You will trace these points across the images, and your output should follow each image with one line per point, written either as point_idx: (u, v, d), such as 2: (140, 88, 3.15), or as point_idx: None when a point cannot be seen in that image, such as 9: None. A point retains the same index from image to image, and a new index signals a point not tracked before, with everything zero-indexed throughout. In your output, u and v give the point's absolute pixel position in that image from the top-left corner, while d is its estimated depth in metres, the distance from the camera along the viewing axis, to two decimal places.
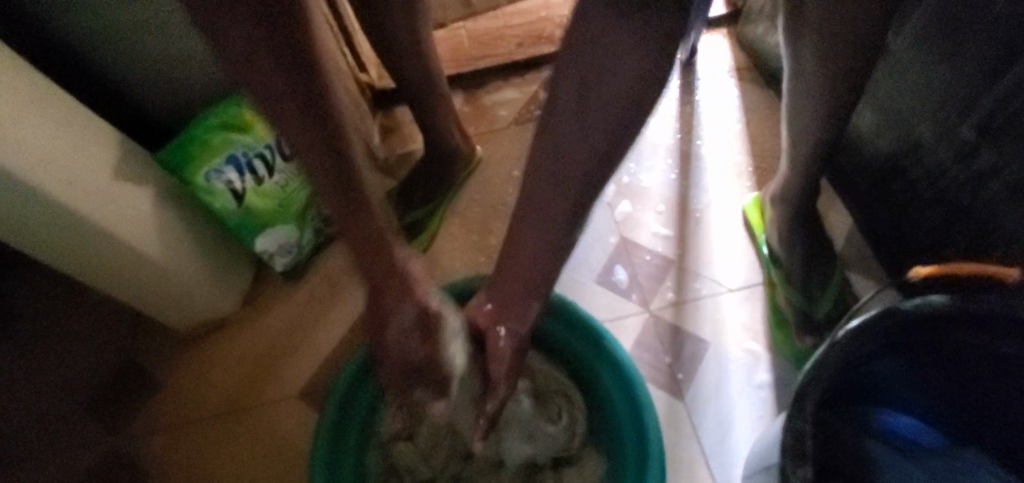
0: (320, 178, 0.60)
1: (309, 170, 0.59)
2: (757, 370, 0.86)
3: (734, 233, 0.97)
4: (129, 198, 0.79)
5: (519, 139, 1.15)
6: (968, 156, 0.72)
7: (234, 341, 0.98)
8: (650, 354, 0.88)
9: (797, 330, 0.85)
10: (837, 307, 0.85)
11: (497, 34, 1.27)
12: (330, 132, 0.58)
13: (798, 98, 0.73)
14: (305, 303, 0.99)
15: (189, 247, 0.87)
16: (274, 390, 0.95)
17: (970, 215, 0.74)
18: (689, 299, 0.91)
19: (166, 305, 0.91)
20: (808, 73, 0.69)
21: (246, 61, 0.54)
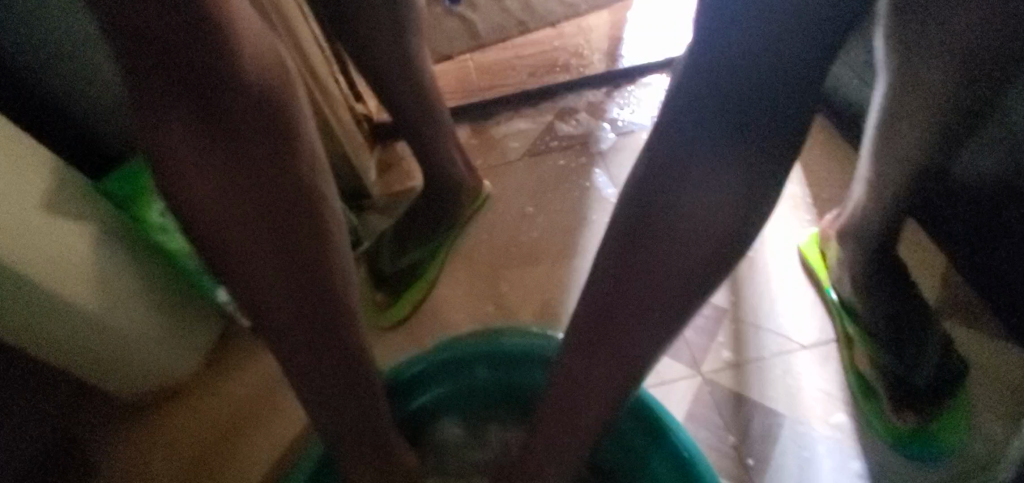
0: (292, 296, 0.45)
1: (281, 292, 0.45)
2: (851, 456, 0.66)
3: (796, 274, 0.79)
4: (64, 238, 0.65)
5: (533, 172, 1.01)
6: None
7: (187, 412, 0.81)
8: (707, 432, 0.68)
9: (893, 404, 0.65)
10: (940, 369, 0.65)
11: (507, 66, 1.17)
12: (310, 246, 0.45)
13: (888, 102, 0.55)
14: (277, 363, 0.82)
15: (137, 296, 0.72)
16: (233, 478, 0.76)
17: None
18: (751, 359, 0.73)
19: (106, 368, 0.74)
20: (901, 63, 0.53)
21: (206, 203, 0.43)
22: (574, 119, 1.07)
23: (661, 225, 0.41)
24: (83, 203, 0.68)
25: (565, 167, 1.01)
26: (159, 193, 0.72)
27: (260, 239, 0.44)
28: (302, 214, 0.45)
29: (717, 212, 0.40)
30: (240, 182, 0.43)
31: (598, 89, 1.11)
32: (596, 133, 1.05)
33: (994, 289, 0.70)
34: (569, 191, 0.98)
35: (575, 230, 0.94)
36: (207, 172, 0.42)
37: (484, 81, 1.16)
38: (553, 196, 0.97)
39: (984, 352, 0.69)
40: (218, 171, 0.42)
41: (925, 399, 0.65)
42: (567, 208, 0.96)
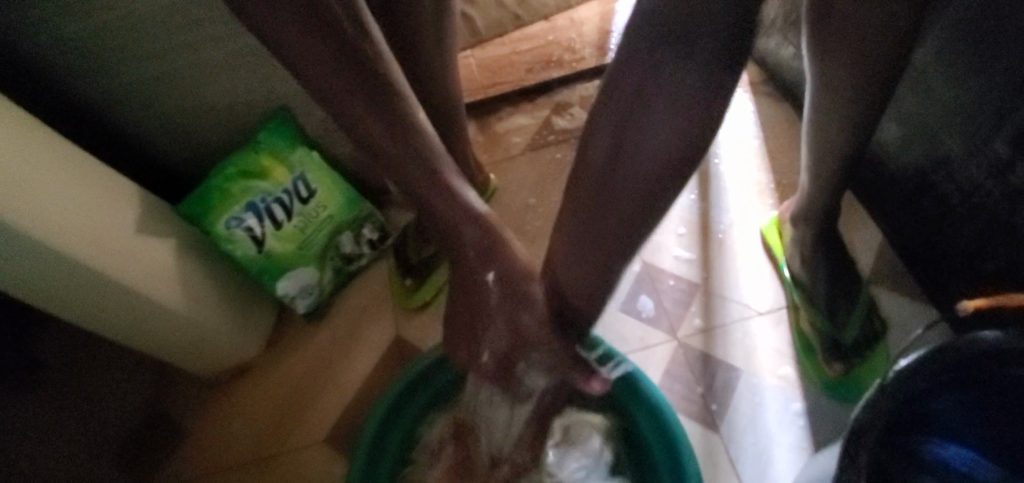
0: (397, 152, 0.66)
1: (393, 153, 0.66)
2: (794, 400, 0.83)
3: (758, 253, 0.94)
4: (154, 253, 0.79)
5: (534, 166, 1.14)
6: (1003, 171, 0.68)
7: (258, 385, 0.98)
8: (680, 385, 0.86)
9: (827, 357, 0.82)
10: (864, 328, 0.82)
11: (505, 62, 1.25)
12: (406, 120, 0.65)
13: (823, 114, 0.69)
14: (327, 341, 0.99)
15: (213, 294, 0.88)
16: (303, 434, 0.94)
17: (1012, 233, 0.70)
18: (717, 325, 0.89)
19: (191, 353, 0.90)
20: (831, 89, 0.66)
21: (299, 51, 0.59)
22: (568, 114, 1.19)
23: (644, 117, 0.50)
24: (165, 223, 0.82)
25: (562, 159, 1.14)
26: (222, 210, 0.85)
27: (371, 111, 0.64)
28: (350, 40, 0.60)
29: (677, 120, 0.50)
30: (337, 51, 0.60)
31: (589, 83, 1.22)
32: (589, 127, 1.17)
33: (917, 261, 0.86)
34: (567, 182, 1.12)
35: None
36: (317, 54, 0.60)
37: (486, 78, 1.24)
38: (551, 187, 1.12)
39: (905, 309, 0.86)
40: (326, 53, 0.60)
41: (852, 353, 0.81)
42: (564, 198, 1.10)
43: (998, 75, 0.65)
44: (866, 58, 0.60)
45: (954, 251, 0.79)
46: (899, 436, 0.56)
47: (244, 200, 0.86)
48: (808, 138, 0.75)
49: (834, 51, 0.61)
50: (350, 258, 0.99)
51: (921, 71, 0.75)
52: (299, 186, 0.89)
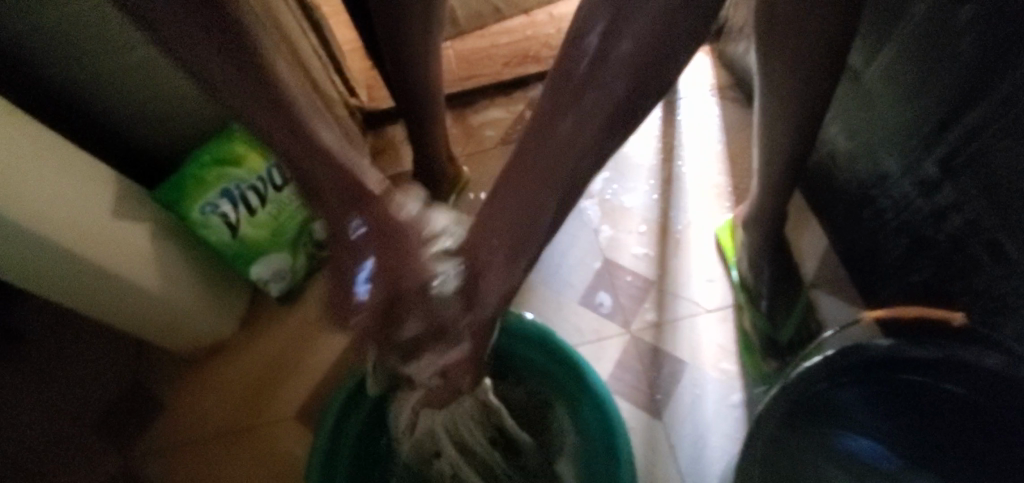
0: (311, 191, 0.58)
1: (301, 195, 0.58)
2: (734, 391, 0.90)
3: (710, 252, 1.00)
4: (130, 236, 0.82)
5: (506, 159, 1.17)
6: (930, 189, 0.73)
7: (231, 362, 1.02)
8: (630, 375, 0.92)
9: (765, 351, 0.88)
10: (800, 327, 0.88)
11: (483, 54, 1.27)
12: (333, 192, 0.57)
13: (769, 121, 0.73)
14: (299, 323, 1.03)
15: (188, 277, 0.91)
16: (276, 410, 0.98)
17: (933, 249, 0.75)
18: (668, 320, 0.95)
19: (167, 330, 0.94)
20: (774, 99, 0.70)
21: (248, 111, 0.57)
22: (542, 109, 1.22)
23: None
24: (143, 207, 0.85)
25: None
26: (198, 195, 0.88)
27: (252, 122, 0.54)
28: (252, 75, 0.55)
29: None
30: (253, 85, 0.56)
31: None
32: None
33: (855, 267, 0.90)
34: None
35: None
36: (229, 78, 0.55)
37: (463, 71, 1.27)
38: None
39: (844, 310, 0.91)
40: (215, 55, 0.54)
41: (786, 350, 0.88)
42: None
43: (931, 101, 0.69)
44: (804, 69, 0.65)
45: (885, 260, 0.84)
46: (803, 424, 0.61)
47: (221, 186, 0.90)
48: (758, 142, 0.78)
49: (778, 57, 0.65)
50: (323, 245, 1.03)
51: (862, 86, 0.79)
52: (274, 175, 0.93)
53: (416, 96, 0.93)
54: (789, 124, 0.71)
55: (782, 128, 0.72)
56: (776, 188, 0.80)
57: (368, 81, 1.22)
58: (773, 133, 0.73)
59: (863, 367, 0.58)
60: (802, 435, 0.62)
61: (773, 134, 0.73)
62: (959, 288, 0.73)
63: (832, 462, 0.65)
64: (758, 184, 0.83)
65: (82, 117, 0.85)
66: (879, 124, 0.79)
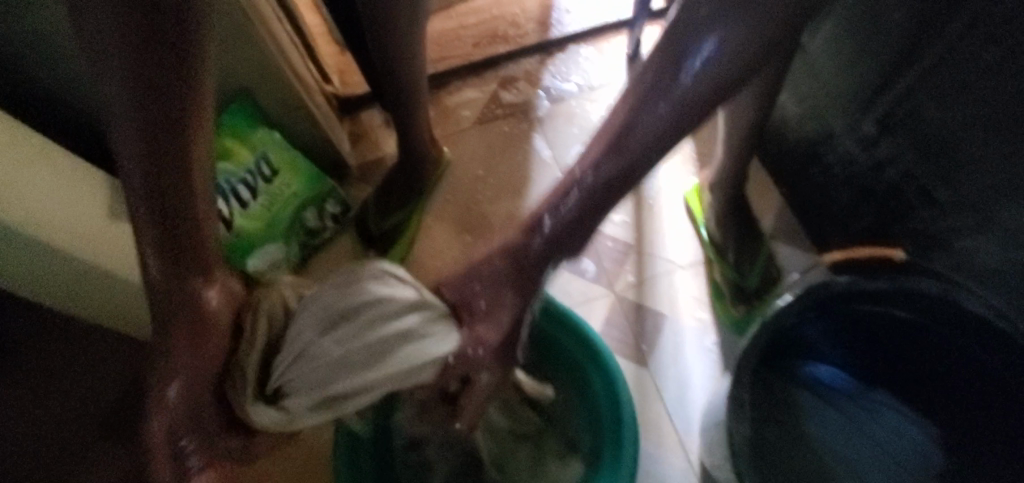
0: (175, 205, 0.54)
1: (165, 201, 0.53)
2: (709, 336, 1.00)
3: (680, 214, 1.09)
4: (129, 237, 0.82)
5: (484, 138, 1.22)
6: (870, 145, 0.84)
7: None
8: (618, 330, 1.01)
9: (734, 298, 0.99)
10: (764, 275, 0.99)
11: (453, 35, 1.30)
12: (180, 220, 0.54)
13: (734, 92, 0.81)
14: None
15: (187, 273, 0.92)
16: None
17: (875, 197, 0.87)
18: (647, 278, 1.05)
19: (169, 328, 0.95)
20: None
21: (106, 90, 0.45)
22: (514, 88, 1.26)
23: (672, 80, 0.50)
24: None
25: (510, 133, 1.22)
26: None
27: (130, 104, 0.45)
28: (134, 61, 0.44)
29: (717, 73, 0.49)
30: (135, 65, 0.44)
31: (533, 58, 1.29)
32: (534, 100, 1.25)
33: (807, 219, 1.02)
34: (514, 156, 1.20)
35: (521, 188, 1.17)
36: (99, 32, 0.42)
37: (434, 53, 1.29)
38: (500, 160, 1.19)
39: (800, 258, 1.02)
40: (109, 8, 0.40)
41: (753, 295, 0.99)
42: (513, 169, 1.19)
43: (868, 68, 0.79)
44: None
45: (835, 210, 0.95)
46: (771, 354, 0.72)
47: None
48: (723, 112, 0.87)
49: None
50: (315, 232, 1.05)
51: (810, 57, 0.89)
52: (262, 166, 0.96)
53: (401, 81, 0.96)
54: (751, 94, 0.79)
55: (745, 98, 0.80)
56: (741, 152, 0.89)
57: (340, 66, 1.22)
58: (737, 103, 0.81)
59: (823, 303, 0.68)
60: (768, 361, 0.73)
61: (737, 103, 0.81)
62: (896, 230, 0.85)
63: (802, 387, 0.79)
64: (723, 150, 0.92)
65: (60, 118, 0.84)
66: (826, 90, 0.88)
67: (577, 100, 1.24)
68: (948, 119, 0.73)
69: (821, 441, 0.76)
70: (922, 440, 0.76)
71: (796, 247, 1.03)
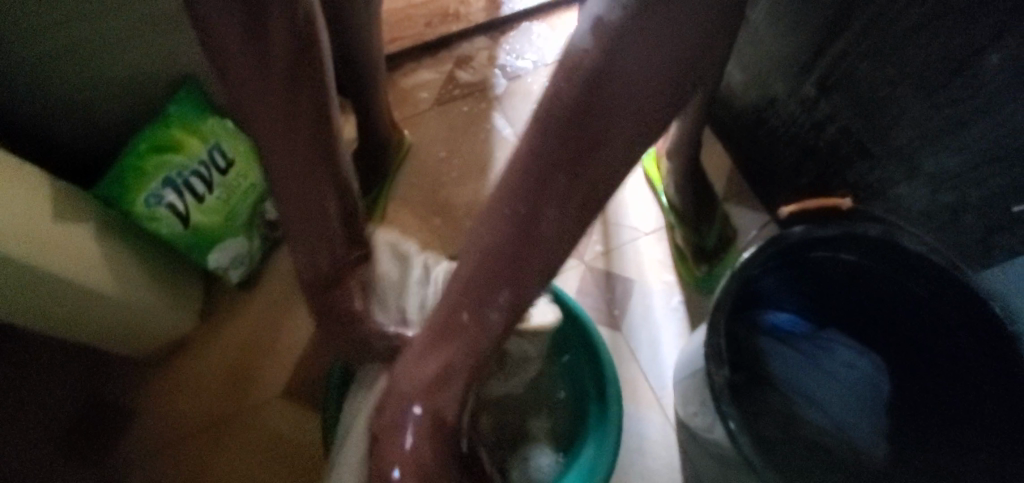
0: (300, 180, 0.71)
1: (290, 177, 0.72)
2: (675, 296, 1.06)
3: (640, 183, 1.14)
4: (76, 240, 0.77)
5: (444, 119, 1.21)
6: (812, 106, 0.90)
7: (199, 356, 1.00)
8: (590, 299, 1.05)
9: (696, 259, 1.04)
10: (720, 235, 1.04)
11: (403, 15, 1.28)
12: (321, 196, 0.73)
13: None
14: (264, 305, 1.03)
15: (142, 275, 0.87)
16: (260, 393, 0.98)
17: (818, 155, 0.94)
18: (614, 247, 1.09)
19: (128, 335, 0.90)
20: None
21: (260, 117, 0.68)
22: (470, 67, 1.26)
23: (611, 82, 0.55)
24: (82, 207, 0.80)
25: (470, 113, 1.22)
26: (138, 187, 0.84)
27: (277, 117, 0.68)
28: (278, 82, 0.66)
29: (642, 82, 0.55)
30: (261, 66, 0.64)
31: (486, 36, 1.28)
32: (491, 78, 1.25)
33: (758, 180, 1.08)
34: (475, 135, 1.20)
35: (485, 167, 1.17)
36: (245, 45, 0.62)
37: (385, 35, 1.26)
38: (462, 140, 1.19)
39: (753, 217, 1.09)
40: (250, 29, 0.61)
41: (713, 255, 1.04)
42: (476, 149, 1.19)
43: (806, 34, 0.85)
44: None
45: (783, 170, 1.01)
46: (736, 305, 0.78)
47: (162, 176, 0.86)
48: None
49: None
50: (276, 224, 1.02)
51: (752, 26, 0.94)
52: (215, 156, 0.91)
53: (357, 62, 0.93)
54: None
55: None
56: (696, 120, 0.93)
57: None
58: None
59: (780, 253, 0.74)
60: (733, 310, 0.78)
61: None
62: (838, 183, 0.92)
63: (764, 335, 0.85)
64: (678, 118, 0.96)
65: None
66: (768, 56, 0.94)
67: (532, 77, 1.25)
68: (877, 78, 0.79)
69: (780, 378, 0.83)
70: (872, 371, 0.83)
71: (749, 208, 1.09)
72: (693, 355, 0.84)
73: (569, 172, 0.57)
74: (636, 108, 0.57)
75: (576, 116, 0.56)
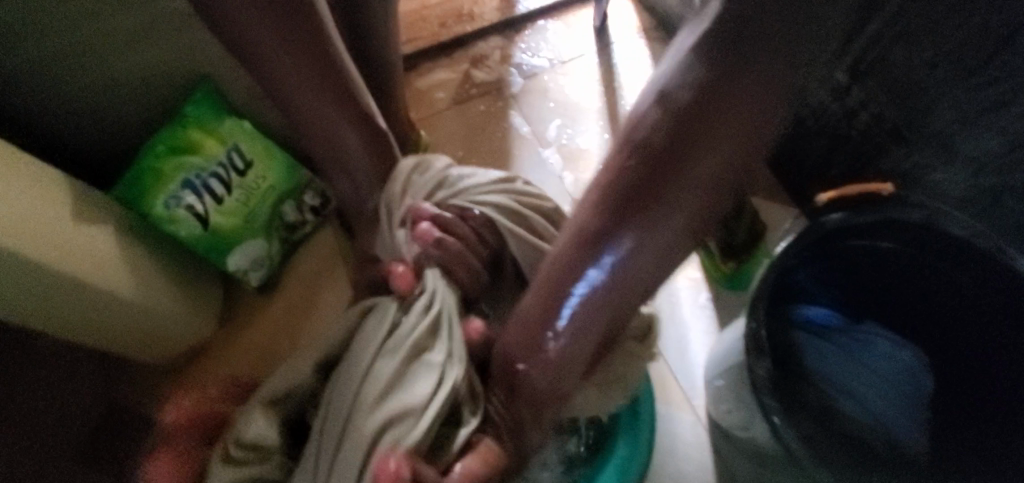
0: (334, 151, 0.76)
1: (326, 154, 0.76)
2: (702, 292, 1.03)
3: None
4: (96, 242, 0.76)
5: (460, 119, 1.20)
6: (840, 92, 0.88)
7: (219, 361, 0.98)
8: None
9: (723, 256, 0.99)
10: (749, 229, 0.99)
11: (418, 17, 1.27)
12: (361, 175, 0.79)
13: None
14: (284, 309, 1.01)
15: (162, 278, 0.86)
16: (280, 398, 0.96)
17: (849, 144, 0.91)
18: None
19: (147, 341, 0.89)
20: None
21: (293, 105, 0.71)
22: (486, 66, 1.24)
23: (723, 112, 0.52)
24: (102, 209, 0.80)
25: (487, 112, 1.20)
26: (158, 189, 0.84)
27: (312, 101, 0.70)
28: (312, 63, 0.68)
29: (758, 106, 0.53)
30: (288, 49, 0.66)
31: (502, 34, 1.27)
32: (507, 77, 1.23)
33: (784, 173, 1.05)
34: (492, 134, 1.18)
35: (503, 166, 1.15)
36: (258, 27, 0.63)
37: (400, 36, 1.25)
38: (480, 140, 1.18)
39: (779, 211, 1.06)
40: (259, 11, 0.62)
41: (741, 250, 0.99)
42: (493, 148, 1.17)
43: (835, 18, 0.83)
44: None
45: (811, 161, 0.98)
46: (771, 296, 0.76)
47: (181, 177, 0.86)
48: None
49: None
50: (294, 226, 1.00)
51: None
52: (233, 157, 0.90)
53: (375, 60, 0.92)
54: None
55: None
56: None
57: None
58: None
59: (820, 242, 0.71)
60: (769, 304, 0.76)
61: None
62: (871, 172, 0.90)
63: (799, 329, 0.82)
64: None
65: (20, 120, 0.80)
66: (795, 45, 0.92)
67: (549, 74, 1.23)
68: (915, 60, 0.77)
69: (821, 375, 0.79)
70: (914, 361, 0.79)
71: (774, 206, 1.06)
72: (727, 351, 0.80)
73: (624, 246, 0.56)
74: (729, 142, 0.53)
75: (649, 165, 0.54)
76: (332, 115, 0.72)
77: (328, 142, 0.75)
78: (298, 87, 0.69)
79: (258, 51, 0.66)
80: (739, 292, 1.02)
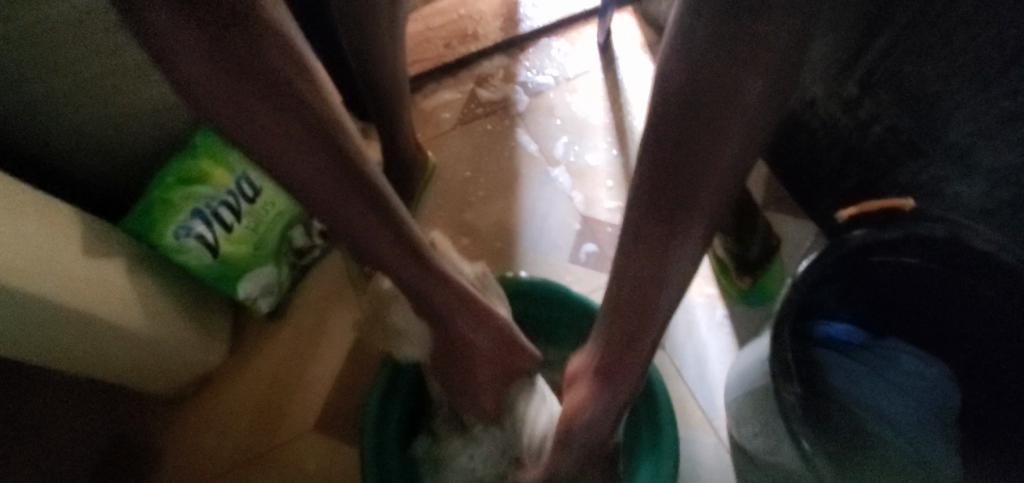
0: (376, 235, 0.61)
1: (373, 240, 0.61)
2: (718, 308, 1.01)
3: None
4: (105, 274, 0.76)
5: (467, 139, 1.19)
6: (851, 105, 0.87)
7: (229, 389, 0.97)
8: None
9: (739, 271, 0.97)
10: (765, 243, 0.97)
11: (422, 38, 1.28)
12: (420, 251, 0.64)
13: None
14: (293, 335, 1.00)
15: (172, 306, 0.85)
16: (291, 426, 0.94)
17: (862, 156, 0.90)
18: None
19: (157, 371, 0.88)
20: None
21: (316, 198, 0.57)
22: (491, 85, 1.24)
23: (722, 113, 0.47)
24: (111, 240, 0.79)
25: (493, 131, 1.20)
26: (167, 219, 0.83)
27: (339, 183, 0.56)
28: (318, 134, 0.53)
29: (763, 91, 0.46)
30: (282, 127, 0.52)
31: (506, 54, 1.27)
32: (513, 96, 1.23)
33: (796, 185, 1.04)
34: (500, 153, 1.18)
35: (511, 185, 1.15)
36: (242, 106, 0.51)
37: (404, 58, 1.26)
38: (487, 160, 1.17)
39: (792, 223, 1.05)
40: (236, 88, 0.49)
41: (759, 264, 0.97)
42: (500, 167, 1.17)
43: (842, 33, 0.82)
44: None
45: (823, 173, 0.97)
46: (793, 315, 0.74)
47: (189, 206, 0.85)
48: None
49: None
50: (302, 251, 1.00)
51: None
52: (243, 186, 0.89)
53: (383, 86, 0.93)
54: None
55: None
56: None
57: None
58: None
59: (840, 259, 0.69)
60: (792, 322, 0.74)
61: None
62: (886, 185, 0.89)
63: (821, 346, 0.80)
64: None
65: (28, 157, 0.80)
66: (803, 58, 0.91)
67: (555, 92, 1.23)
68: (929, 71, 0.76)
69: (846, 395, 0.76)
70: (942, 380, 0.75)
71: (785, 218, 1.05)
72: (748, 372, 0.78)
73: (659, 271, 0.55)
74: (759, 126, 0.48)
75: (669, 174, 0.51)
76: (358, 193, 0.58)
77: (373, 223, 0.60)
78: (312, 173, 0.55)
79: (258, 141, 0.53)
80: (759, 307, 1.00)
